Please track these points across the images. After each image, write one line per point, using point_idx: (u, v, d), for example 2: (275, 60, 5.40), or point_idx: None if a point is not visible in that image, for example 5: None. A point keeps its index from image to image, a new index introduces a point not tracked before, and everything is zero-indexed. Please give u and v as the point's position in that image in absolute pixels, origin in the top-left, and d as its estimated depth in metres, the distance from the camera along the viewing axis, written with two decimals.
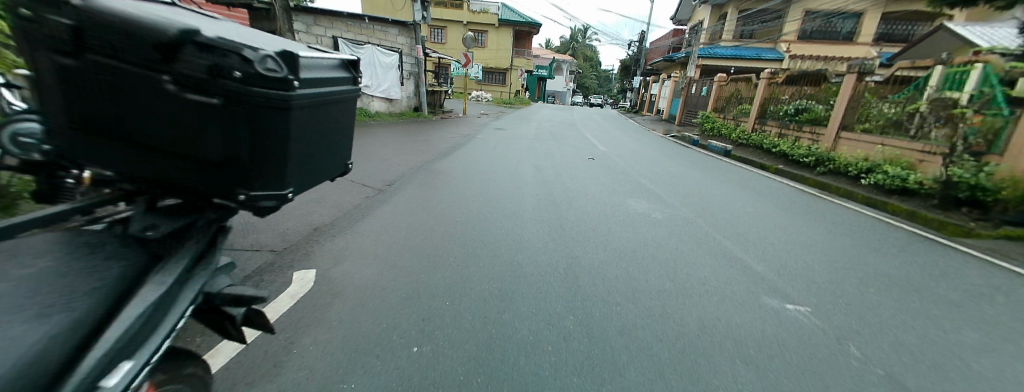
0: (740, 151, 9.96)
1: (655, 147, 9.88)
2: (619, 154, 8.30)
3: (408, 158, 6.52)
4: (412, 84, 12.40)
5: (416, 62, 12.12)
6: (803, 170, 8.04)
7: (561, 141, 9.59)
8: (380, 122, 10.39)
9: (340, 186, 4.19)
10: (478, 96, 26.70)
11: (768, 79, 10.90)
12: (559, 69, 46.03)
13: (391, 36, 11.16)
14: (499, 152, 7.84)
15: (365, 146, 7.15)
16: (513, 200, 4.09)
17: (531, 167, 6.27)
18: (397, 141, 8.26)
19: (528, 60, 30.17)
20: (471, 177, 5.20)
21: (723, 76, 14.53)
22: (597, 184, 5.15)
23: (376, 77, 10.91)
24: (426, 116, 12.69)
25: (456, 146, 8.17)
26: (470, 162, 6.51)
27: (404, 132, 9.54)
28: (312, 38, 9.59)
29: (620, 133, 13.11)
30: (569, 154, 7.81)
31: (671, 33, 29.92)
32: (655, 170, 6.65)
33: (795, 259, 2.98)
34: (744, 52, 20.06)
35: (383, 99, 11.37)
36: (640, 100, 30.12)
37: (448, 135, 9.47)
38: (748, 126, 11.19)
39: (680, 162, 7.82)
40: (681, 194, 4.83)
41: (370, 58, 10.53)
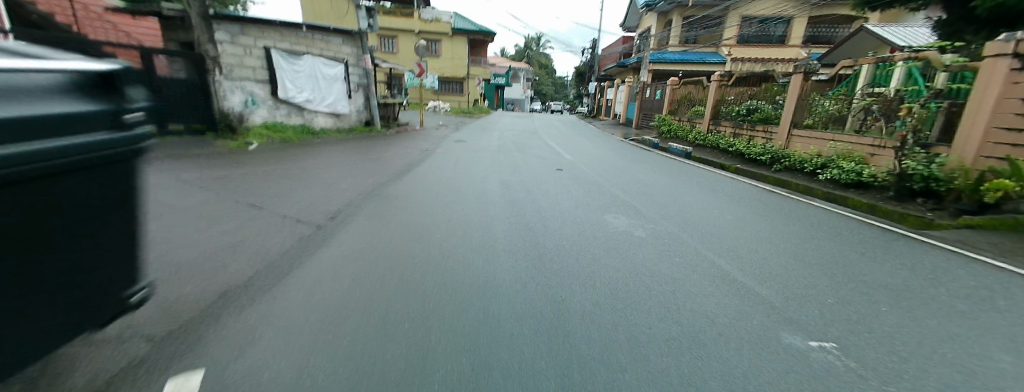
0: (699, 152, 10.08)
1: (617, 152, 9.78)
2: (584, 162, 8.04)
3: (356, 178, 5.82)
4: (362, 97, 11.57)
5: (364, 73, 11.32)
6: (760, 168, 8.19)
7: (524, 151, 9.22)
8: (327, 140, 9.51)
9: (267, 223, 3.48)
10: (434, 106, 25.95)
11: (718, 81, 11.18)
12: (516, 77, 46.30)
13: (334, 45, 10.30)
14: (459, 166, 7.28)
15: (306, 169, 6.35)
16: (476, 227, 3.60)
17: (493, 183, 5.79)
18: (345, 160, 7.47)
19: (484, 69, 29.86)
20: (427, 199, 4.62)
21: (675, 80, 14.92)
22: (567, 199, 4.77)
23: (319, 90, 10.03)
24: (379, 130, 11.89)
25: (412, 162, 7.53)
26: (427, 179, 5.91)
27: (354, 150, 8.74)
28: (240, 50, 8.46)
29: (581, 139, 12.99)
30: (533, 166, 7.41)
31: (622, 40, 30.85)
32: (624, 178, 6.41)
33: (793, 278, 2.72)
34: (691, 56, 20.92)
35: (330, 115, 10.49)
36: (596, 105, 30.70)
37: (402, 151, 8.80)
38: (703, 127, 11.44)
39: (645, 167, 7.69)
40: (658, 205, 4.55)
41: (310, 69, 9.70)
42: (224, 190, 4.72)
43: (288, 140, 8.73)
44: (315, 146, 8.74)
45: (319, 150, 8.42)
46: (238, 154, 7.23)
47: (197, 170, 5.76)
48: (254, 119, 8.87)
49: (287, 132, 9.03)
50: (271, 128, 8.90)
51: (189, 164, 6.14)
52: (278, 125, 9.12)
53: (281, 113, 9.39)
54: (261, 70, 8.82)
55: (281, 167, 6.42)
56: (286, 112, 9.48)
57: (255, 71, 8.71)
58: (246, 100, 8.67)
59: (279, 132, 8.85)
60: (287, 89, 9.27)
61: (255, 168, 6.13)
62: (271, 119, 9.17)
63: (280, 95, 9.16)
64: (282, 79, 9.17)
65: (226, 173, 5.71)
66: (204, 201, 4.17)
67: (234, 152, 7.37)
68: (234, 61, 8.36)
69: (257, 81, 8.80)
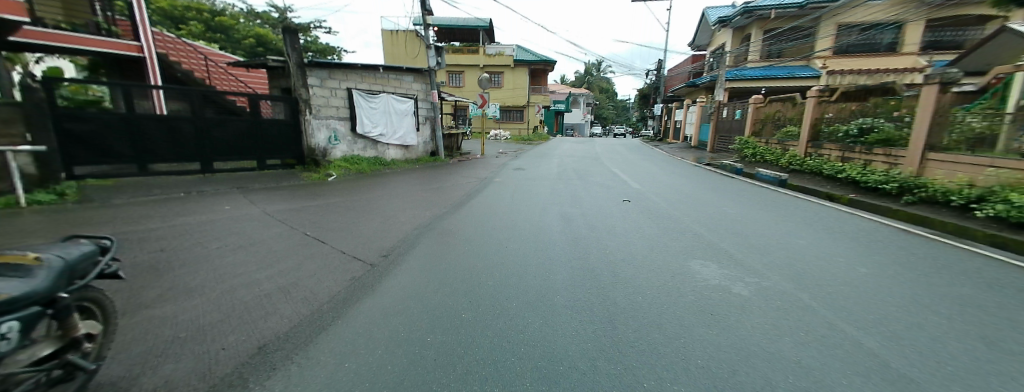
0: (796, 179, 8.66)
1: (694, 180, 8.80)
2: (656, 192, 7.29)
3: (417, 210, 5.80)
4: (429, 129, 12.10)
5: (432, 107, 11.87)
6: (884, 200, 6.72)
7: (588, 179, 8.73)
8: (397, 171, 9.96)
9: (331, 261, 3.44)
10: (496, 134, 26.53)
11: (817, 97, 9.72)
12: (577, 103, 46.11)
13: (406, 83, 10.96)
14: (519, 195, 7.02)
15: (373, 200, 6.52)
16: (541, 273, 3.21)
17: (556, 215, 5.38)
18: (410, 190, 7.63)
19: (546, 96, 30.11)
20: (486, 235, 4.36)
21: (758, 98, 13.42)
22: (642, 239, 4.18)
23: (392, 125, 10.66)
24: (444, 160, 12.27)
25: (473, 192, 7.43)
26: (487, 211, 5.69)
27: (419, 179, 9.00)
28: (327, 92, 9.17)
29: (649, 166, 12.06)
30: (599, 196, 6.86)
31: (691, 59, 29.23)
32: (706, 212, 5.59)
33: (986, 379, 1.90)
34: (775, 72, 18.86)
35: (399, 147, 11.07)
36: (664, 128, 29.08)
37: (465, 180, 8.83)
38: (799, 150, 9.95)
39: (731, 199, 6.70)
40: (755, 250, 3.79)
41: (385, 106, 10.37)
42: (298, 222, 4.92)
43: (363, 172, 9.28)
44: (385, 177, 9.18)
45: (388, 180, 8.80)
46: (319, 186, 7.77)
47: (280, 202, 6.19)
48: (336, 153, 9.55)
49: (363, 165, 9.62)
50: (349, 161, 9.54)
51: (276, 196, 6.67)
52: (355, 158, 9.76)
53: (358, 147, 10.04)
54: (344, 109, 9.58)
55: (352, 198, 6.70)
56: (363, 146, 10.13)
57: (339, 110, 9.46)
58: (330, 136, 9.34)
59: (356, 165, 9.46)
60: (365, 125, 9.96)
61: (328, 200, 6.45)
62: (350, 153, 9.83)
63: (358, 131, 9.84)
64: (361, 116, 9.86)
65: (303, 205, 6.03)
66: (278, 234, 4.33)
67: (316, 184, 7.95)
68: (321, 102, 9.15)
69: (340, 119, 9.53)
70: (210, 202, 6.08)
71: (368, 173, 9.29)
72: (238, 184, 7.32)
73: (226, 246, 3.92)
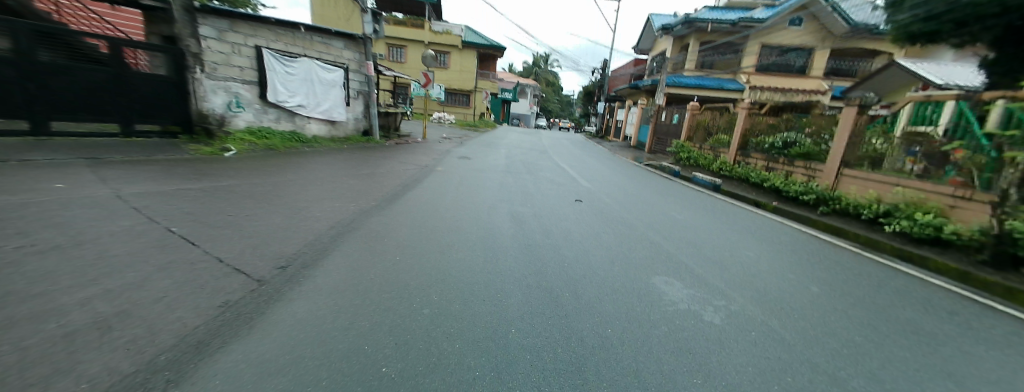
0: (729, 185, 9.03)
1: (637, 181, 8.82)
2: (602, 192, 7.08)
3: (335, 199, 4.84)
4: (362, 105, 10.77)
5: (366, 80, 10.51)
6: (802, 209, 7.21)
7: (535, 174, 8.29)
8: (317, 149, 8.60)
9: (187, 267, 2.52)
10: (439, 118, 25.19)
11: (749, 109, 10.20)
12: (523, 93, 45.89)
13: (335, 49, 9.56)
14: (460, 187, 6.31)
15: (279, 183, 5.38)
16: (475, 288, 2.62)
17: (498, 214, 4.80)
18: (330, 173, 6.49)
19: (492, 83, 29.30)
20: (414, 235, 3.65)
21: (695, 105, 14.06)
22: (591, 247, 3.79)
23: (314, 95, 9.22)
24: (378, 141, 11.02)
25: (407, 180, 6.54)
26: (419, 205, 4.93)
27: (345, 161, 7.80)
28: (226, 47, 7.65)
29: (594, 163, 12.05)
30: (546, 193, 6.42)
31: (633, 61, 30.31)
32: (654, 217, 5.42)
33: None
34: (708, 81, 19.94)
35: (324, 122, 9.66)
36: (605, 125, 30.00)
37: (399, 165, 7.83)
38: (729, 157, 10.50)
39: (674, 203, 6.70)
40: (715, 267, 3.52)
41: (305, 73, 8.94)
42: (163, 211, 3.77)
43: (273, 148, 7.84)
44: (301, 155, 7.82)
45: (305, 160, 7.47)
46: (209, 162, 6.32)
47: (149, 180, 4.82)
48: (238, 124, 8.00)
49: (273, 139, 8.14)
50: (255, 133, 8.01)
51: (145, 172, 5.22)
52: (264, 131, 8.25)
53: (269, 118, 8.52)
54: (250, 70, 8.02)
55: (251, 179, 5.47)
56: (275, 117, 8.61)
57: (243, 72, 7.90)
58: (231, 102, 7.84)
59: (264, 139, 7.97)
60: (277, 92, 8.47)
61: (218, 181, 5.18)
62: (257, 124, 8.29)
63: (268, 99, 8.35)
64: (273, 82, 8.37)
65: (180, 185, 4.75)
66: (127, 225, 3.23)
67: (206, 158, 6.47)
68: (219, 59, 7.55)
69: (244, 82, 7.97)
70: (39, 177, 4.51)
71: (279, 149, 7.86)
72: (88, 152, 5.68)
73: (29, 243, 2.72)
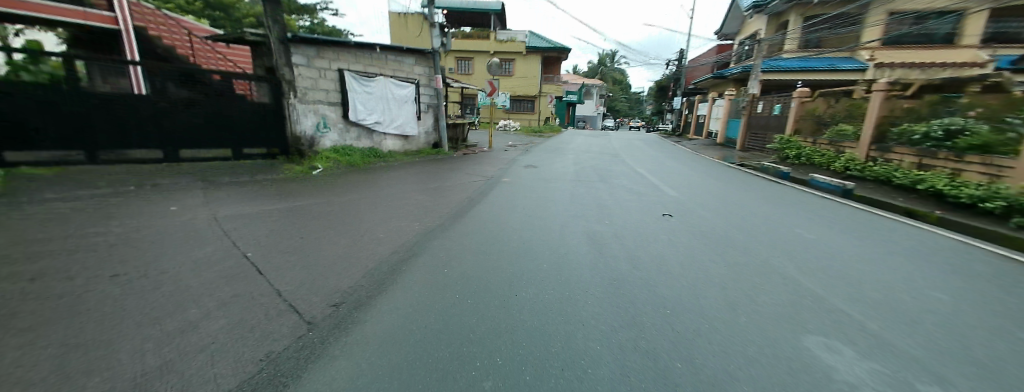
0: (861, 189, 7.24)
1: (734, 186, 7.52)
2: (693, 202, 6.09)
3: (402, 217, 4.67)
4: (432, 118, 11.02)
5: (436, 93, 10.84)
6: (984, 221, 5.37)
7: (609, 181, 7.50)
8: (394, 164, 8.90)
9: (254, 304, 2.39)
10: (506, 125, 25.27)
11: (886, 91, 8.10)
12: (590, 94, 44.47)
13: (406, 66, 9.92)
14: (529, 200, 5.83)
15: (352, 202, 5.42)
16: (553, 351, 2.05)
17: (575, 233, 4.24)
18: (402, 188, 6.50)
19: (558, 86, 28.66)
20: (485, 262, 3.26)
21: (803, 91, 11.62)
22: (699, 280, 3.06)
23: (390, 112, 9.57)
24: (447, 153, 11.17)
25: (474, 193, 6.24)
26: (488, 222, 4.53)
27: (417, 174, 7.92)
28: (314, 73, 8.16)
29: (675, 166, 10.74)
30: (627, 206, 5.66)
31: (715, 50, 27.33)
32: (767, 236, 4.39)
33: None
34: (815, 63, 16.95)
35: (398, 137, 10.02)
36: (684, 123, 27.47)
37: (467, 176, 7.68)
38: (855, 152, 8.53)
39: (789, 214, 5.48)
40: (887, 320, 2.52)
41: (381, 91, 9.31)
42: (246, 235, 3.84)
43: (354, 164, 8.25)
44: (378, 170, 8.15)
45: (382, 175, 7.73)
46: (300, 181, 6.75)
47: (242, 202, 5.13)
48: (325, 144, 8.52)
49: (355, 157, 8.55)
50: (339, 152, 8.49)
51: (242, 193, 5.62)
52: (346, 149, 8.71)
53: (351, 136, 9.00)
54: (335, 93, 8.52)
55: (328, 198, 5.61)
56: (356, 135, 9.08)
57: (329, 95, 8.41)
58: (318, 123, 8.31)
59: (347, 157, 8.41)
60: (358, 112, 8.88)
61: (299, 200, 5.36)
62: (341, 143, 8.78)
63: (350, 118, 8.79)
64: (354, 102, 8.78)
65: (266, 206, 4.95)
66: (210, 252, 3.29)
67: (298, 178, 6.94)
68: (309, 85, 8.08)
69: (330, 104, 8.49)
70: (160, 200, 5.04)
71: (361, 166, 8.22)
72: (204, 176, 6.38)
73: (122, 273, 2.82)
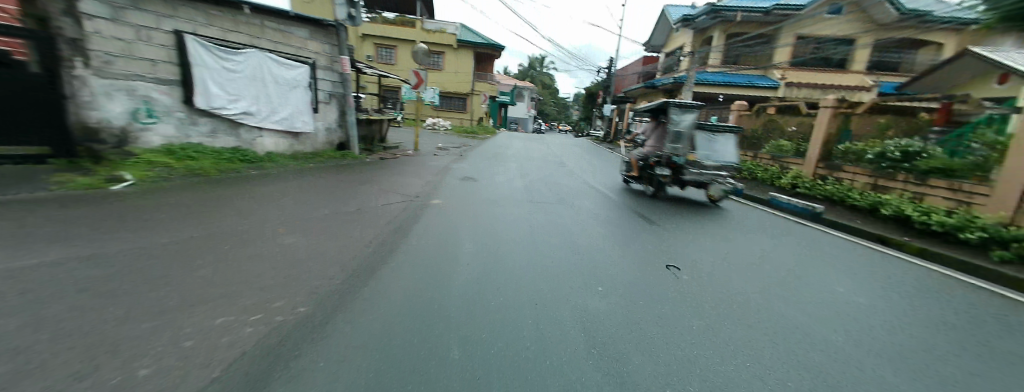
0: (829, 213, 6.48)
1: (692, 205, 6.71)
2: (663, 228, 4.95)
3: (220, 277, 2.63)
4: (336, 112, 8.65)
5: (340, 80, 8.52)
6: (962, 251, 4.59)
7: (563, 199, 6.07)
8: (269, 172, 6.51)
9: None
10: (433, 124, 22.88)
11: (834, 107, 7.91)
12: (520, 96, 44.08)
13: (296, 39, 7.53)
14: (459, 230, 4.21)
15: (145, 246, 3.13)
16: None
17: (532, 280, 2.97)
18: (261, 212, 4.29)
19: (491, 85, 27.02)
20: (366, 369, 1.74)
21: (740, 104, 11.39)
22: (720, 361, 2.01)
23: (267, 99, 7.06)
24: (357, 156, 8.85)
25: (377, 221, 4.30)
26: (388, 279, 2.82)
27: (307, 187, 5.68)
28: (129, 33, 5.43)
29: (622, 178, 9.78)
30: (590, 234, 4.37)
31: (640, 60, 27.97)
32: (758, 277, 3.37)
33: None
34: (735, 78, 17.38)
35: (282, 133, 7.52)
36: (613, 129, 27.84)
37: (371, 192, 5.65)
38: (804, 168, 8.17)
39: (771, 244, 4.58)
40: None
41: (253, 70, 6.77)
42: None
43: (200, 172, 5.71)
44: (243, 181, 5.74)
45: (246, 189, 5.35)
46: (78, 201, 4.11)
47: None
48: (151, 141, 5.80)
49: (205, 161, 5.98)
50: (175, 153, 5.85)
51: None
52: (189, 149, 6.07)
53: (200, 131, 6.35)
54: (169, 66, 5.86)
55: (103, 237, 3.23)
56: (210, 130, 6.45)
57: (155, 68, 5.72)
58: (135, 110, 5.59)
59: (188, 162, 5.80)
60: (210, 97, 6.26)
61: (30, 248, 2.92)
62: (180, 141, 6.11)
63: (197, 105, 6.15)
64: (203, 81, 6.16)
65: None
66: None
67: (78, 194, 4.27)
68: (118, 49, 5.33)
69: (158, 83, 5.79)
70: None
71: (210, 176, 5.70)
72: None
73: None
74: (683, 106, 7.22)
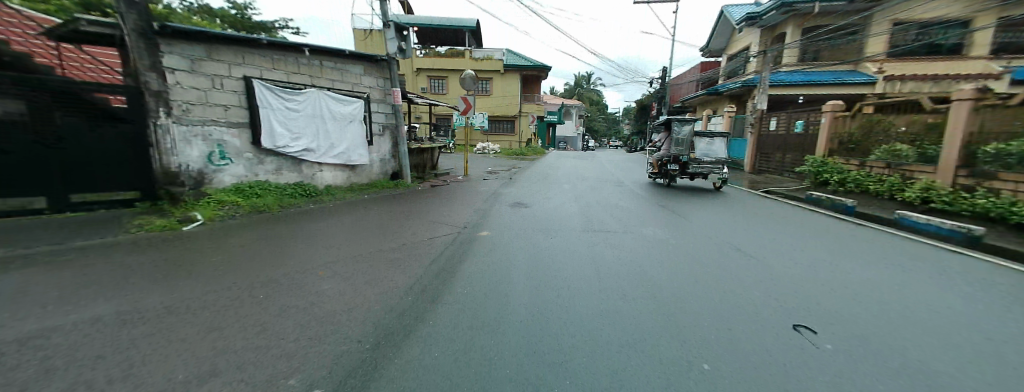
0: (991, 237, 4.95)
1: (792, 226, 5.55)
2: (765, 257, 4.00)
3: (254, 336, 2.27)
4: (389, 142, 8.77)
5: (393, 111, 8.65)
6: None
7: (628, 225, 5.30)
8: (326, 205, 6.58)
9: None
10: (484, 148, 23.05)
11: (974, 100, 6.39)
12: (568, 115, 43.76)
13: (352, 76, 7.73)
14: (514, 264, 3.67)
15: (190, 298, 2.89)
16: None
17: (608, 332, 2.37)
18: (312, 251, 4.05)
19: (540, 105, 26.81)
20: None
21: (835, 104, 9.82)
22: None
23: (326, 135, 7.20)
24: (410, 185, 8.83)
25: (426, 259, 3.87)
26: (436, 331, 2.37)
27: (359, 222, 5.53)
28: (204, 82, 5.75)
29: (693, 197, 8.66)
30: (672, 266, 3.60)
31: (697, 67, 26.25)
32: (935, 334, 2.38)
33: None
34: (818, 76, 15.27)
35: (340, 167, 7.63)
36: None
37: (419, 224, 5.33)
38: (941, 177, 6.64)
39: (925, 280, 3.45)
40: None
41: (313, 108, 6.94)
42: None
43: (263, 209, 5.82)
44: (302, 218, 5.77)
45: (302, 226, 5.33)
46: (150, 245, 4.18)
47: None
48: (223, 181, 6.06)
49: (268, 198, 6.12)
50: (243, 191, 6.04)
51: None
52: (257, 187, 6.26)
53: (266, 169, 6.58)
54: (238, 110, 6.11)
55: (155, 287, 3.06)
56: (275, 168, 6.66)
57: (227, 112, 6.00)
58: (210, 152, 5.87)
59: (253, 199, 5.96)
60: (274, 136, 6.45)
61: (81, 302, 2.80)
62: (250, 179, 6.36)
63: (263, 145, 6.35)
64: (268, 122, 6.36)
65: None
66: None
67: (154, 238, 4.38)
68: (195, 98, 5.66)
69: (230, 126, 6.06)
70: None
71: (273, 212, 5.82)
72: None
73: None
74: (678, 127, 12.25)
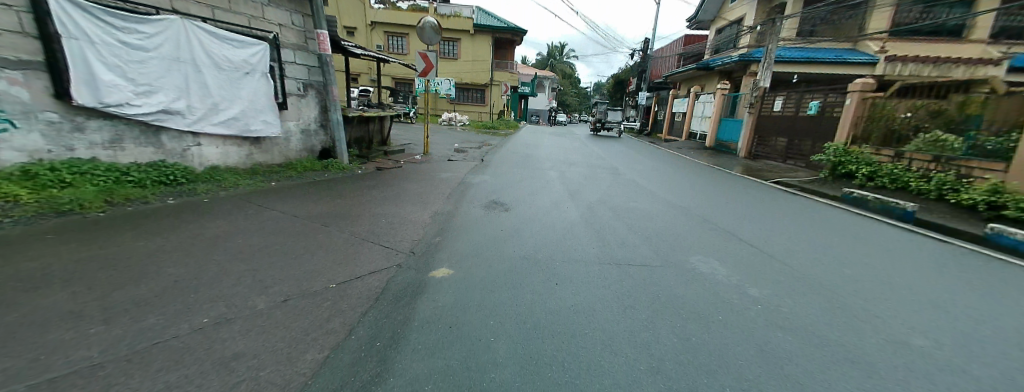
0: None
1: (874, 244, 4.00)
2: (925, 326, 2.34)
3: None
4: (315, 107, 6.44)
5: (318, 64, 6.31)
6: None
7: (660, 245, 3.52)
8: (196, 199, 4.29)
9: None
10: (449, 118, 20.53)
11: None
12: (541, 86, 41.48)
13: (248, 6, 5.31)
14: (487, 363, 1.76)
15: None
16: None
17: None
18: (63, 325, 1.88)
19: (513, 74, 24.25)
20: None
21: (866, 83, 8.49)
22: None
23: (200, 91, 4.83)
24: (349, 168, 6.58)
25: (306, 347, 1.85)
26: None
27: (233, 232, 3.34)
28: None
29: (707, 187, 7.06)
30: (802, 367, 1.86)
31: (680, 40, 24.69)
32: None
33: None
34: (819, 54, 14.04)
35: (232, 139, 5.31)
36: (651, 120, 24.68)
37: (328, 241, 3.27)
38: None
39: None
40: None
41: (174, 47, 4.52)
42: None
43: (68, 209, 3.50)
44: (139, 225, 3.43)
45: (125, 243, 2.99)
46: None
47: None
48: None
49: (86, 189, 3.79)
50: (35, 177, 3.64)
51: None
52: (70, 169, 3.87)
53: (93, 142, 4.14)
54: (17, 38, 3.56)
55: None
56: (108, 139, 4.24)
57: None
58: None
59: (53, 191, 3.61)
60: (99, 87, 3.99)
61: None
62: (56, 155, 3.92)
63: (77, 101, 3.89)
64: (85, 62, 3.89)
65: None
66: None
67: None
68: None
69: (2, 65, 3.51)
70: None
71: (84, 214, 3.51)
72: None
73: None
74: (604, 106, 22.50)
